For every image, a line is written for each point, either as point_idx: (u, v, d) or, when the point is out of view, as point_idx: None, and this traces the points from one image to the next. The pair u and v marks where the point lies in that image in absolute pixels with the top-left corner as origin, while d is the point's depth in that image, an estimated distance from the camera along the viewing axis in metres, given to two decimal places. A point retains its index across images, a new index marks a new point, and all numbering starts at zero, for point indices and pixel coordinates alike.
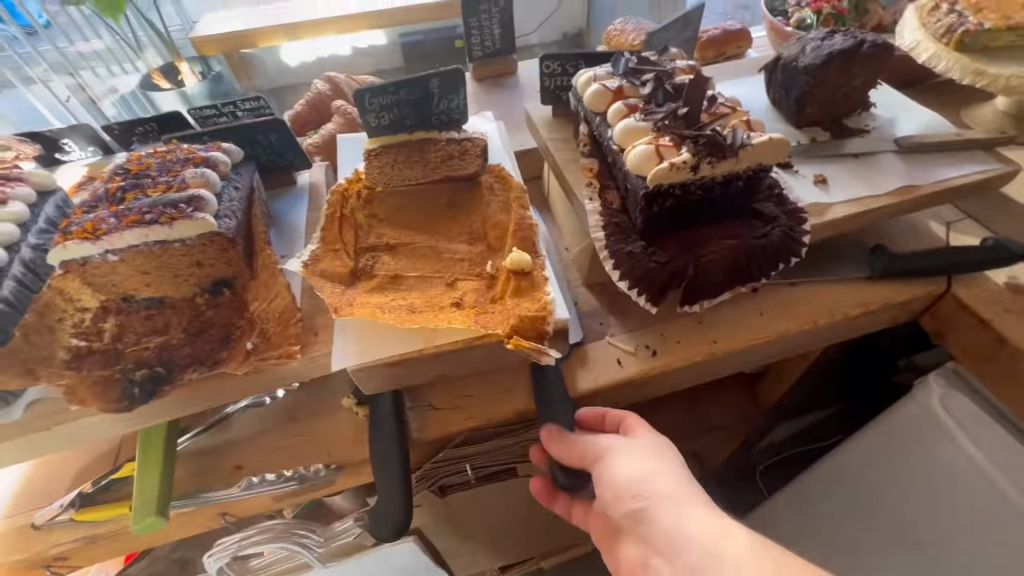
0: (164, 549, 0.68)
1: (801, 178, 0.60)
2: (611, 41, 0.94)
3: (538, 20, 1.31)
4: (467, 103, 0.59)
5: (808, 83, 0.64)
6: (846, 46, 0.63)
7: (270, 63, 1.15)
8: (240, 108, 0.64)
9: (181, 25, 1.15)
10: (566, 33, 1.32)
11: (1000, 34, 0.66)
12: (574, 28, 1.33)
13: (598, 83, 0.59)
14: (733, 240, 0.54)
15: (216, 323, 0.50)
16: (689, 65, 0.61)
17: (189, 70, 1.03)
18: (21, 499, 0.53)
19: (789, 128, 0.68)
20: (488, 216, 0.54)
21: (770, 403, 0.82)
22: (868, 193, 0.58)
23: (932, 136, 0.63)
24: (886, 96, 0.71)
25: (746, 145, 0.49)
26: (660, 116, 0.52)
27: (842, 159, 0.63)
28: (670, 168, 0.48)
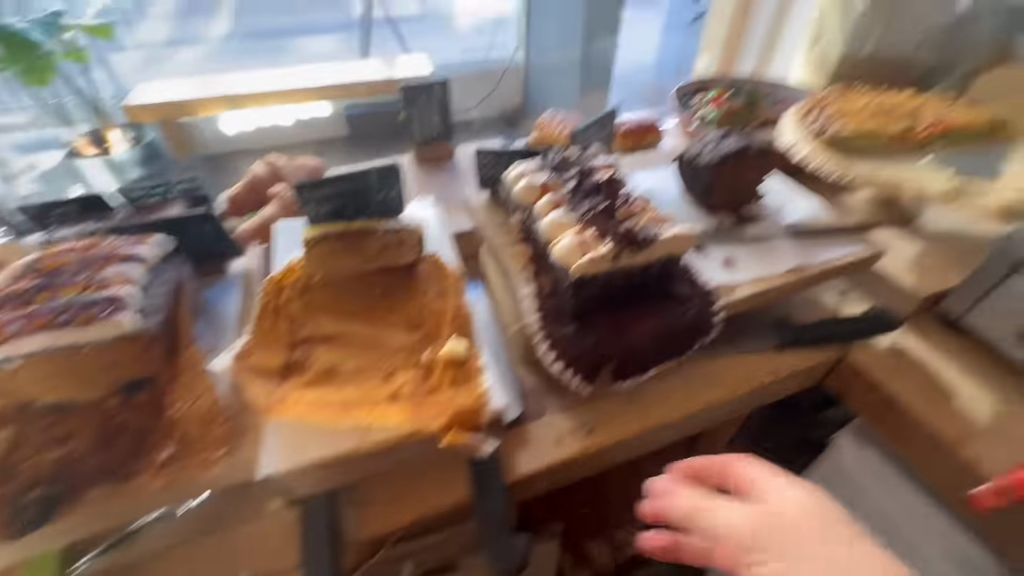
0: None
1: (710, 260, 0.67)
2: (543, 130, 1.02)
3: (478, 97, 1.45)
4: (405, 194, 0.58)
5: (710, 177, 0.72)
6: (738, 147, 0.72)
7: (208, 131, 1.16)
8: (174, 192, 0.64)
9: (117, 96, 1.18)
10: (503, 111, 1.48)
11: (857, 139, 0.79)
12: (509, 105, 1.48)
13: (526, 178, 0.64)
14: (657, 320, 0.58)
15: (129, 427, 0.47)
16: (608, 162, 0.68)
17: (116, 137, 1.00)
18: None
19: (700, 214, 0.75)
20: (425, 304, 0.56)
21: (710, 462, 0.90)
22: (767, 274, 0.65)
23: (813, 224, 0.74)
24: (775, 186, 0.82)
25: (658, 238, 0.54)
26: (583, 211, 0.58)
27: (745, 243, 0.71)
28: (593, 260, 0.53)
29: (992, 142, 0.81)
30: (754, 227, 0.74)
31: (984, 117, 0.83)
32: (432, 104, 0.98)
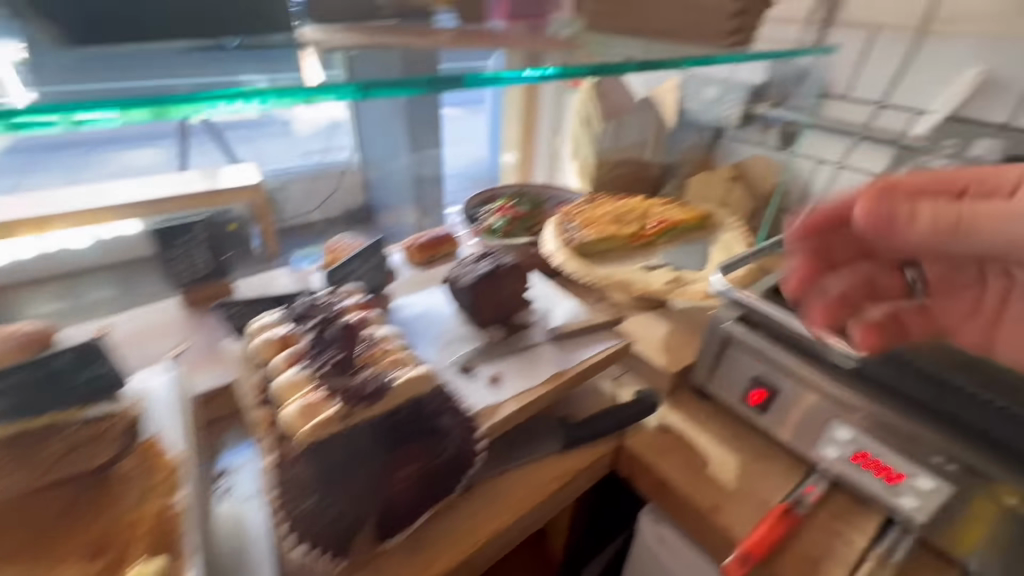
0: None
1: (477, 380, 0.68)
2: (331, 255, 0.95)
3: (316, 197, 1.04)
4: (118, 369, 0.55)
5: (469, 299, 0.76)
6: (489, 268, 0.77)
7: None
8: None
9: None
10: (350, 207, 1.07)
11: (599, 242, 0.91)
12: (356, 202, 1.08)
13: (267, 331, 0.60)
14: (417, 463, 0.55)
15: None
16: (359, 300, 0.66)
17: None
18: None
19: (473, 330, 0.78)
20: (126, 511, 0.50)
21: (556, 561, 0.95)
22: (529, 385, 0.68)
23: (573, 325, 0.80)
24: (540, 291, 0.89)
25: (391, 387, 0.53)
26: (318, 366, 0.54)
27: (513, 355, 0.74)
28: (322, 422, 0.49)
29: (700, 235, 1.00)
30: (523, 337, 0.78)
31: (695, 212, 1.03)
32: (192, 246, 0.89)
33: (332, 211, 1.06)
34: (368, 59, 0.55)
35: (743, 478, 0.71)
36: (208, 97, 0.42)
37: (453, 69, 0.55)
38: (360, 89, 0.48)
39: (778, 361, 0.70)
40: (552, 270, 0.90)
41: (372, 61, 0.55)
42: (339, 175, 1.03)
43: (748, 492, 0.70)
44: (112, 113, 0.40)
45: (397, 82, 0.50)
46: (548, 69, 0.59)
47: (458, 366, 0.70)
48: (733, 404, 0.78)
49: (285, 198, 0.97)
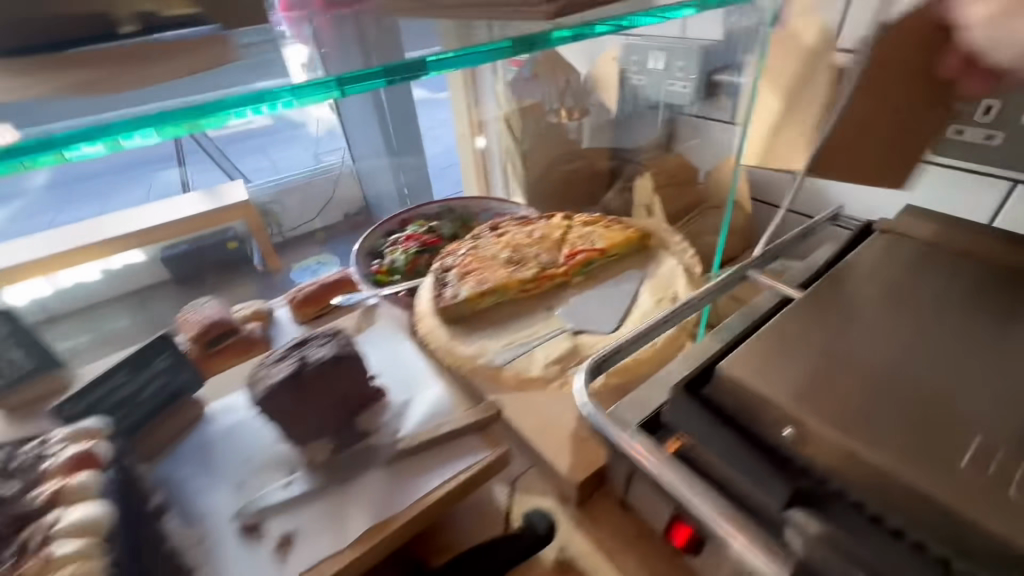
0: None
1: (257, 551, 0.48)
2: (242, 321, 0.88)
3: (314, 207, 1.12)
4: None
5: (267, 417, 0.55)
6: (291, 372, 0.55)
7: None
8: None
9: None
10: (347, 212, 1.16)
11: (479, 299, 0.68)
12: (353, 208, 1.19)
13: None
14: None
15: None
16: (77, 452, 0.47)
17: None
18: None
19: (290, 448, 0.58)
20: None
21: None
22: (328, 554, 0.47)
23: (422, 434, 0.58)
24: (406, 368, 0.66)
25: None
26: None
27: (326, 494, 0.53)
28: None
29: (633, 265, 0.75)
30: (360, 455, 0.57)
31: (628, 230, 0.77)
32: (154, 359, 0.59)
33: (332, 218, 1.14)
34: (340, 54, 0.50)
35: None
36: (242, 101, 0.40)
37: (415, 50, 0.49)
38: (336, 84, 0.44)
39: (700, 511, 0.42)
40: (451, 327, 0.65)
41: (341, 56, 0.50)
42: (333, 182, 1.16)
43: None
44: (149, 133, 0.38)
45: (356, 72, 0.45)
46: (487, 47, 0.49)
47: (240, 523, 0.51)
48: (660, 532, 0.54)
49: (281, 210, 1.06)
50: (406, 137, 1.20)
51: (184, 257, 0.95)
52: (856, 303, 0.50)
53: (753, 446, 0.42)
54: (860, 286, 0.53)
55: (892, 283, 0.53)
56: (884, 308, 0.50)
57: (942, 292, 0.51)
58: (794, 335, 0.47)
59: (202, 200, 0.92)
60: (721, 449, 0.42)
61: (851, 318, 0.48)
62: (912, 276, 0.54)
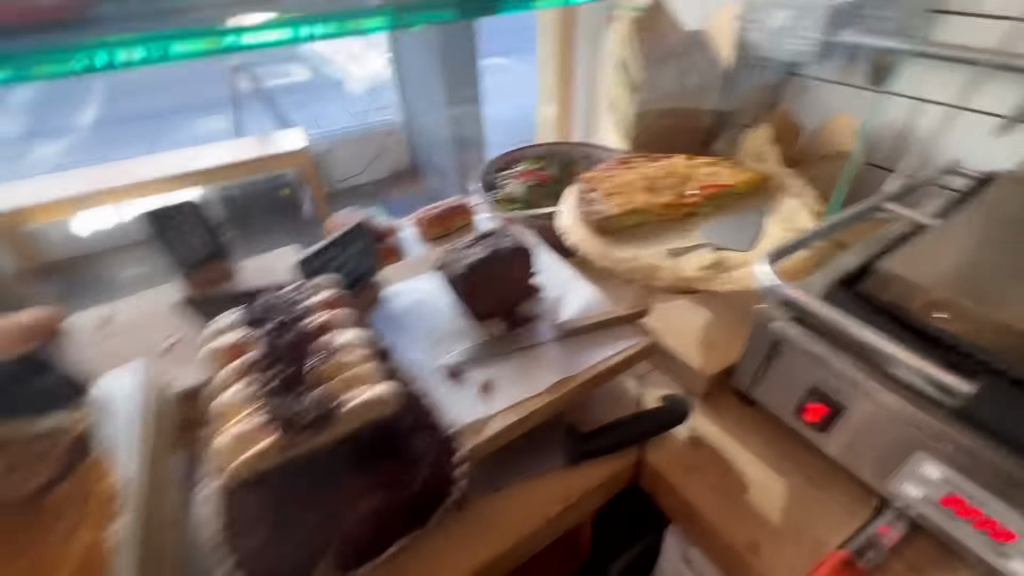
0: None
1: (466, 390, 0.59)
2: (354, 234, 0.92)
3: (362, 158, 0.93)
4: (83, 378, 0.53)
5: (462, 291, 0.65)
6: (485, 255, 0.65)
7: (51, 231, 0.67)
8: None
9: None
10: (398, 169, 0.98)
11: (625, 217, 0.76)
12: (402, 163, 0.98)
13: (218, 339, 0.53)
14: (375, 497, 0.49)
15: None
16: (327, 296, 0.58)
17: None
18: None
19: (470, 324, 0.69)
20: (49, 552, 0.42)
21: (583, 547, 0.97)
22: (526, 395, 0.58)
23: (587, 318, 0.67)
24: (557, 272, 0.75)
25: (338, 409, 0.45)
26: (264, 382, 0.48)
27: (511, 357, 0.64)
28: (256, 454, 0.43)
29: (754, 203, 0.82)
30: (530, 333, 0.67)
31: (749, 171, 0.85)
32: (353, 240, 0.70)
33: (378, 171, 0.96)
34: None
35: (789, 512, 0.59)
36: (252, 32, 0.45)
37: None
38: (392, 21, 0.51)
39: (839, 371, 0.55)
40: (601, 239, 0.74)
41: None
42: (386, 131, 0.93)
43: (794, 531, 0.57)
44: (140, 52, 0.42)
45: (432, 11, 0.53)
46: None
47: (445, 371, 0.61)
48: (789, 415, 0.64)
49: (330, 164, 0.86)
50: (466, 76, 0.99)
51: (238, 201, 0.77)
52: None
53: (890, 322, 0.55)
54: (980, 223, 0.64)
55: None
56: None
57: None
58: (930, 252, 0.60)
59: (249, 140, 0.77)
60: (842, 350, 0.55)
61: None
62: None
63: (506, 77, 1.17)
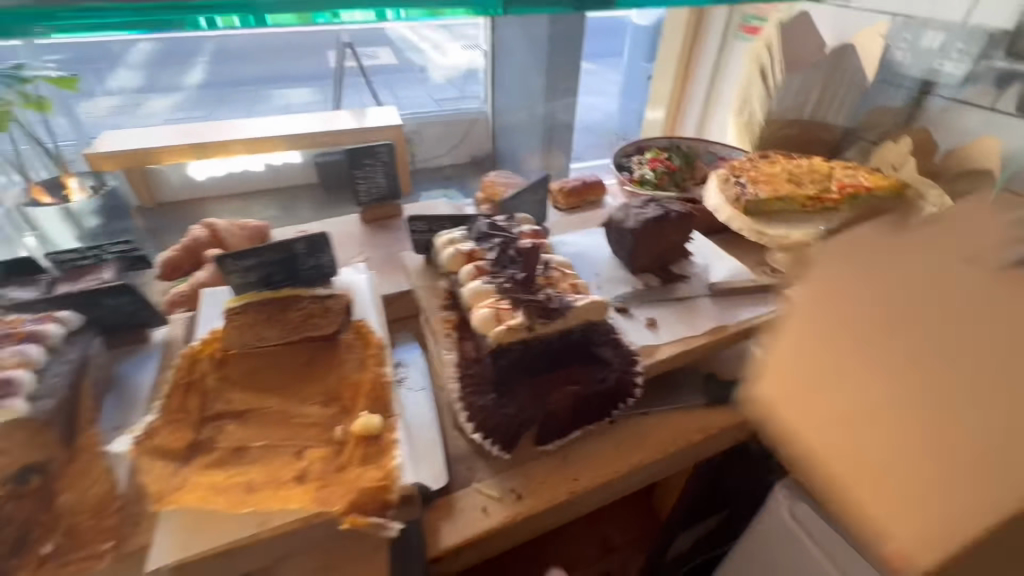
0: None
1: (636, 322, 0.70)
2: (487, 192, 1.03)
3: (451, 143, 1.00)
4: (335, 259, 0.66)
5: (633, 243, 0.76)
6: (658, 215, 0.76)
7: (174, 177, 0.83)
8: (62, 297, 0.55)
9: None
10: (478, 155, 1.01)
11: (773, 202, 0.85)
12: (486, 151, 1.02)
13: (453, 245, 0.66)
14: (576, 386, 0.60)
15: (13, 520, 0.43)
16: (533, 229, 0.70)
17: (77, 187, 0.75)
18: None
19: (628, 274, 0.79)
20: (345, 375, 0.56)
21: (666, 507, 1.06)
22: (688, 334, 0.69)
23: (735, 282, 0.76)
24: (702, 245, 0.86)
25: (571, 306, 0.56)
26: (503, 280, 0.60)
27: (668, 304, 0.74)
28: (508, 330, 0.54)
29: (889, 207, 0.89)
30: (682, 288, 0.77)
31: (887, 179, 0.92)
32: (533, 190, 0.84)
33: (462, 155, 1.01)
34: None
35: None
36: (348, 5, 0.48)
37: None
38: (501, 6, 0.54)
39: None
40: (747, 219, 0.83)
41: None
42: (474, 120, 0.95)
43: None
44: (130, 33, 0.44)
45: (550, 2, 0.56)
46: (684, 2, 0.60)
47: (614, 306, 0.72)
48: None
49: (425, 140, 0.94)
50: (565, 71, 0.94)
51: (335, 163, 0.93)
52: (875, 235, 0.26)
53: None
54: None
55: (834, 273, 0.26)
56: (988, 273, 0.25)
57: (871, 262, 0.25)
58: None
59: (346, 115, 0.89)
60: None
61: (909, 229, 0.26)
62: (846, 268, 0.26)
63: (597, 79, 1.08)
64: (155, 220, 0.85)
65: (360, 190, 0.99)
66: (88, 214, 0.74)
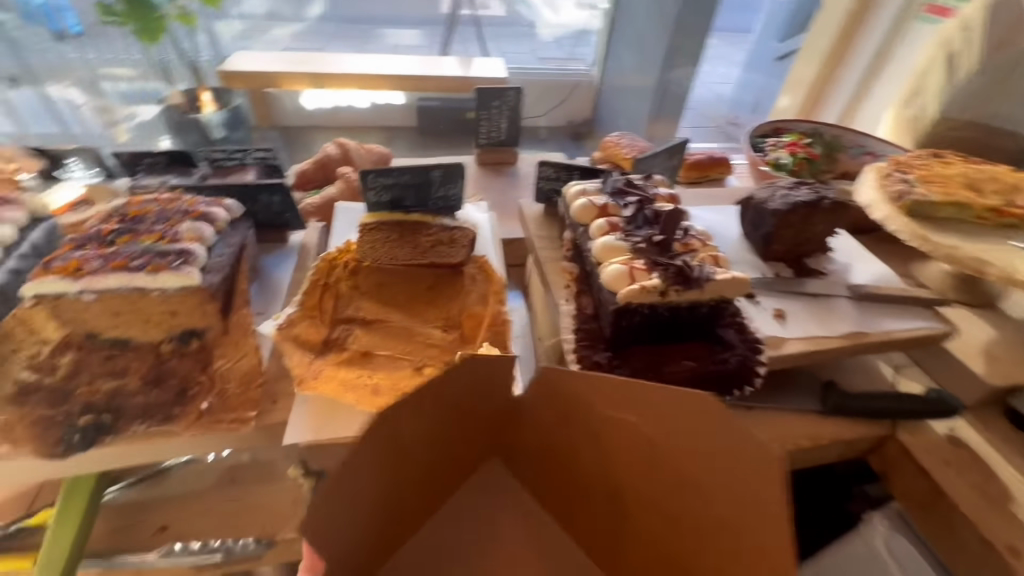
0: None
1: (762, 310, 0.65)
2: (605, 151, 0.95)
3: (548, 104, 1.21)
4: (464, 194, 0.66)
5: (773, 226, 0.70)
6: (809, 200, 0.70)
7: (291, 104, 1.04)
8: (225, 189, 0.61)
9: (215, 56, 1.04)
10: (572, 121, 1.23)
11: (943, 207, 0.74)
12: (580, 118, 1.24)
13: (585, 197, 0.64)
14: (694, 362, 0.57)
15: (177, 374, 0.48)
16: (668, 193, 0.67)
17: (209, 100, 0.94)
18: None
19: (756, 259, 0.73)
20: (466, 305, 0.57)
21: None
22: (821, 333, 0.63)
23: (884, 289, 0.68)
24: (845, 244, 0.78)
25: (710, 279, 0.54)
26: (638, 240, 0.58)
27: (801, 298, 0.68)
28: (639, 290, 0.52)
29: None
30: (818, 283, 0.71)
31: None
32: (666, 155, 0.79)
33: (557, 119, 1.23)
34: None
35: None
36: None
37: None
38: None
39: None
40: (908, 220, 0.73)
41: None
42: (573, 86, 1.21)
43: None
44: None
45: None
46: None
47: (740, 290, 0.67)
48: None
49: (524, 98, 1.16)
50: None
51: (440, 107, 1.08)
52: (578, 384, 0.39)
53: None
54: None
55: (539, 394, 0.41)
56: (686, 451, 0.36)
57: (420, 407, 0.36)
58: None
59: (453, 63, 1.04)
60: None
61: (629, 400, 0.37)
62: (475, 393, 0.40)
63: None
64: (276, 136, 1.04)
65: (482, 133, 0.99)
66: (217, 125, 0.91)
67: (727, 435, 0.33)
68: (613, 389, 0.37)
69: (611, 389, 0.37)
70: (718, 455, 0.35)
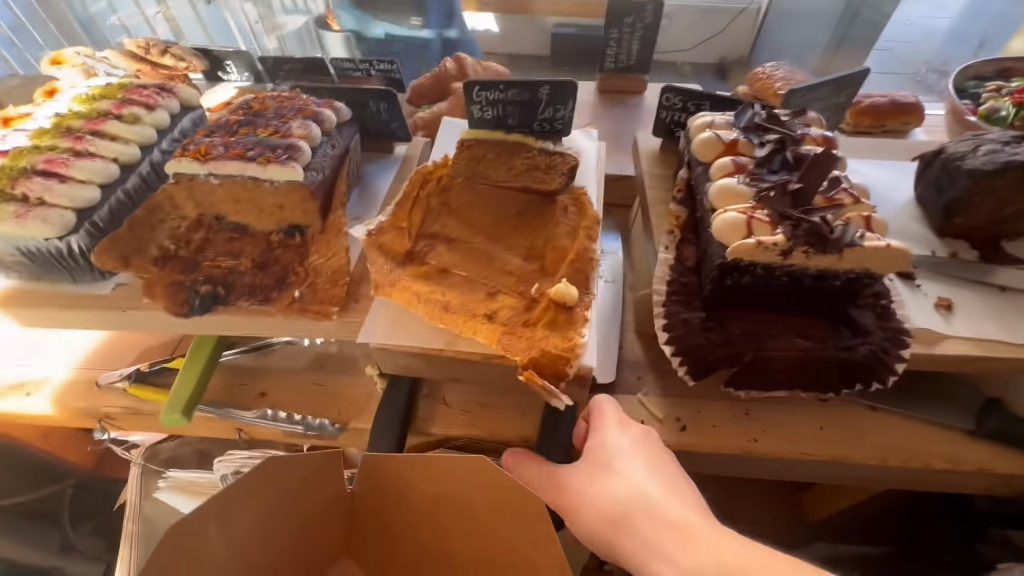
0: (167, 446, 0.65)
1: (920, 296, 0.52)
2: (752, 84, 0.80)
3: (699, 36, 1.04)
4: (573, 117, 0.59)
5: (966, 190, 0.54)
6: None
7: None
8: (338, 93, 0.62)
9: None
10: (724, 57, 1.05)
11: None
12: (734, 54, 1.05)
13: (712, 130, 0.55)
14: (807, 342, 0.48)
15: (280, 263, 0.53)
16: (823, 136, 0.54)
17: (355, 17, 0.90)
18: (106, 351, 0.61)
19: (927, 233, 0.58)
20: (553, 238, 0.53)
21: None
22: (1001, 337, 0.48)
23: None
24: None
25: (854, 245, 0.43)
26: (767, 186, 0.48)
27: (982, 289, 0.53)
28: (756, 245, 0.44)
29: None
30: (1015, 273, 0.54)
31: None
32: (833, 91, 0.64)
33: (704, 57, 1.05)
34: None
35: None
36: None
37: None
38: None
39: None
40: None
41: None
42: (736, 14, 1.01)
43: None
44: None
45: None
46: None
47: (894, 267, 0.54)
48: None
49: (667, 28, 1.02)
50: None
51: (572, 39, 1.00)
52: (396, 466, 0.42)
53: None
54: None
55: (371, 478, 0.44)
56: (490, 519, 0.41)
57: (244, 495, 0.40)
58: None
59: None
60: (649, 446, 0.44)
61: (431, 480, 0.41)
62: (309, 475, 0.43)
63: None
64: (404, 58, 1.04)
65: (608, 56, 0.88)
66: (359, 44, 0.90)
67: (507, 501, 0.39)
68: (423, 470, 0.41)
69: (418, 471, 0.41)
70: (514, 507, 0.39)
